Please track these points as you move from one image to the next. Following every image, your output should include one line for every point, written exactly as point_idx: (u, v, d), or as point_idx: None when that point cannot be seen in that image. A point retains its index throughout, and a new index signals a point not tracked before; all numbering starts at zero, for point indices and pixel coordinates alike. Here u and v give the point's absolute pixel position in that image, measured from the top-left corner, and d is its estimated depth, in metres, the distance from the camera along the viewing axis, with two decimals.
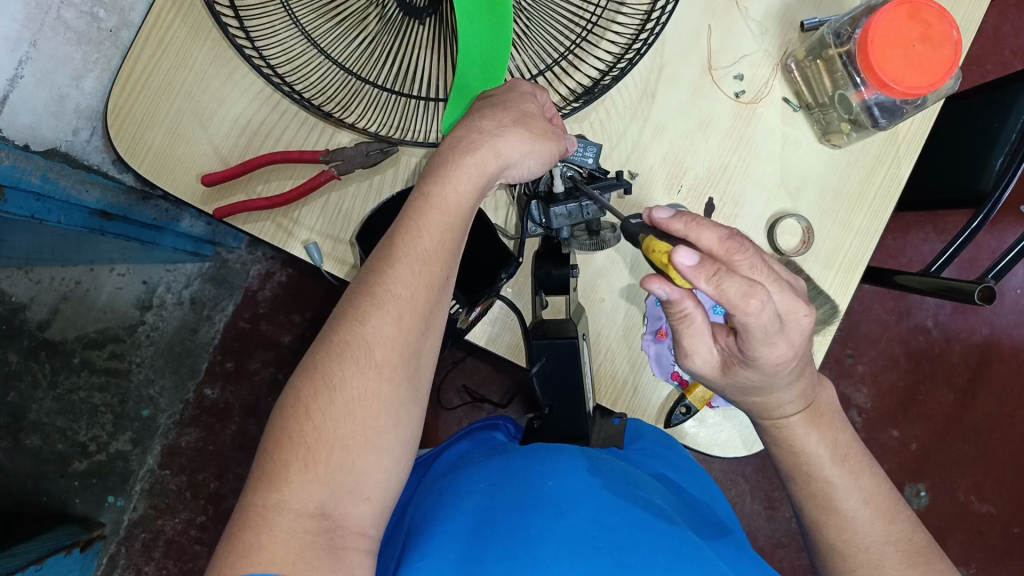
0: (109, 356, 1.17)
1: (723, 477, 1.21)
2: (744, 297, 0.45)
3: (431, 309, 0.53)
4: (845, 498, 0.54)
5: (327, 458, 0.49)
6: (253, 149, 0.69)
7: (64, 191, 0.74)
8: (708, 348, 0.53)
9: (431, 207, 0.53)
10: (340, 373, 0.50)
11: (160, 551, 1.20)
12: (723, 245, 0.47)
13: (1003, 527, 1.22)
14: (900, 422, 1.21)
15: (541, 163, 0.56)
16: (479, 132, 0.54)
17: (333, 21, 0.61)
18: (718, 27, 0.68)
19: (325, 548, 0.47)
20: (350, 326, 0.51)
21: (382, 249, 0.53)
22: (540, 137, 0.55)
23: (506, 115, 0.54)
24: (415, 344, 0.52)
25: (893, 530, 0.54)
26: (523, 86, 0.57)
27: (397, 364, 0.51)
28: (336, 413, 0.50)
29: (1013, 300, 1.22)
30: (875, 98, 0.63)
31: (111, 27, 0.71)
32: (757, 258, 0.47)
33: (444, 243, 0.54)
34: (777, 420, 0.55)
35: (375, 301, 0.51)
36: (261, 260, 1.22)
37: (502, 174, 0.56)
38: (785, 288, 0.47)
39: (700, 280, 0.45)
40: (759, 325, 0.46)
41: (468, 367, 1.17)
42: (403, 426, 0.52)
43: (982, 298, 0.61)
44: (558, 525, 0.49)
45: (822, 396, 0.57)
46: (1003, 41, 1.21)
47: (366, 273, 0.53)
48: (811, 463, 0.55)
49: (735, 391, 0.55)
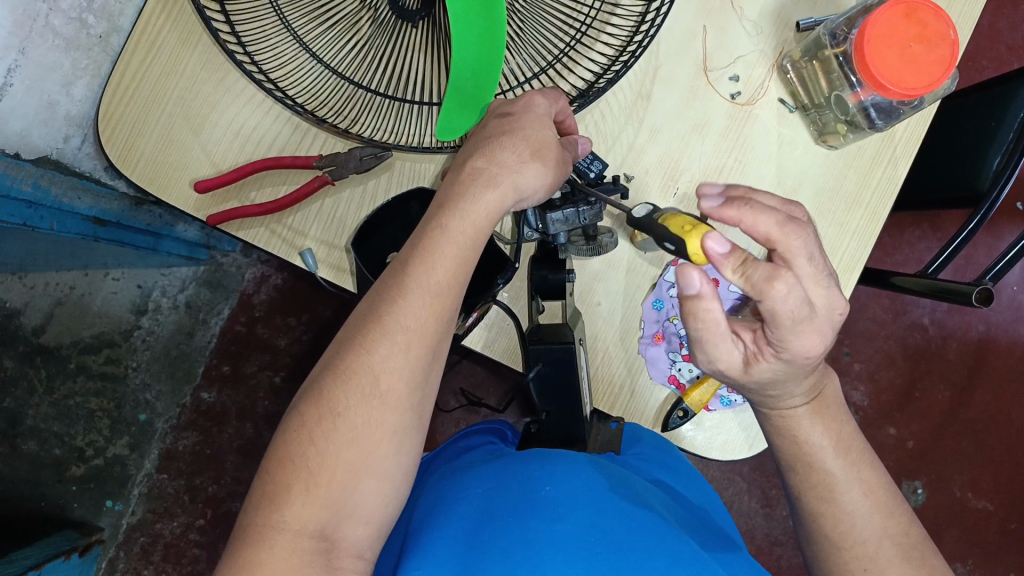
0: (105, 361, 1.15)
1: (720, 476, 1.21)
2: (767, 281, 0.45)
3: (439, 341, 0.53)
4: (844, 490, 0.54)
5: (328, 482, 0.49)
6: (247, 155, 0.69)
7: (57, 198, 0.75)
8: (731, 352, 0.51)
9: (446, 239, 0.53)
10: (345, 401, 0.50)
11: (159, 555, 1.19)
12: (780, 228, 0.47)
13: (999, 523, 1.22)
14: (897, 419, 1.21)
15: (548, 194, 0.56)
16: (500, 166, 0.53)
17: (325, 25, 0.60)
18: (713, 28, 0.68)
19: (323, 567, 0.48)
20: (357, 353, 0.51)
21: (393, 276, 0.53)
22: (556, 169, 0.55)
23: (525, 146, 0.53)
24: (421, 376, 0.52)
25: (891, 523, 0.54)
26: (541, 106, 0.55)
27: (402, 394, 0.51)
28: (339, 440, 0.50)
29: (1009, 297, 1.22)
30: (871, 99, 0.63)
31: (99, 33, 0.71)
32: (816, 248, 0.48)
33: (456, 276, 0.53)
34: (783, 410, 0.54)
35: (384, 331, 0.51)
36: (256, 264, 1.22)
37: (515, 207, 0.55)
38: (830, 285, 0.48)
39: (725, 267, 0.46)
40: (787, 310, 0.46)
41: (464, 370, 1.16)
42: (405, 452, 0.52)
43: (980, 299, 0.60)
44: (554, 533, 0.49)
45: (829, 387, 0.56)
46: (999, 37, 1.21)
47: (375, 299, 0.52)
48: (813, 455, 0.54)
49: (753, 388, 0.53)
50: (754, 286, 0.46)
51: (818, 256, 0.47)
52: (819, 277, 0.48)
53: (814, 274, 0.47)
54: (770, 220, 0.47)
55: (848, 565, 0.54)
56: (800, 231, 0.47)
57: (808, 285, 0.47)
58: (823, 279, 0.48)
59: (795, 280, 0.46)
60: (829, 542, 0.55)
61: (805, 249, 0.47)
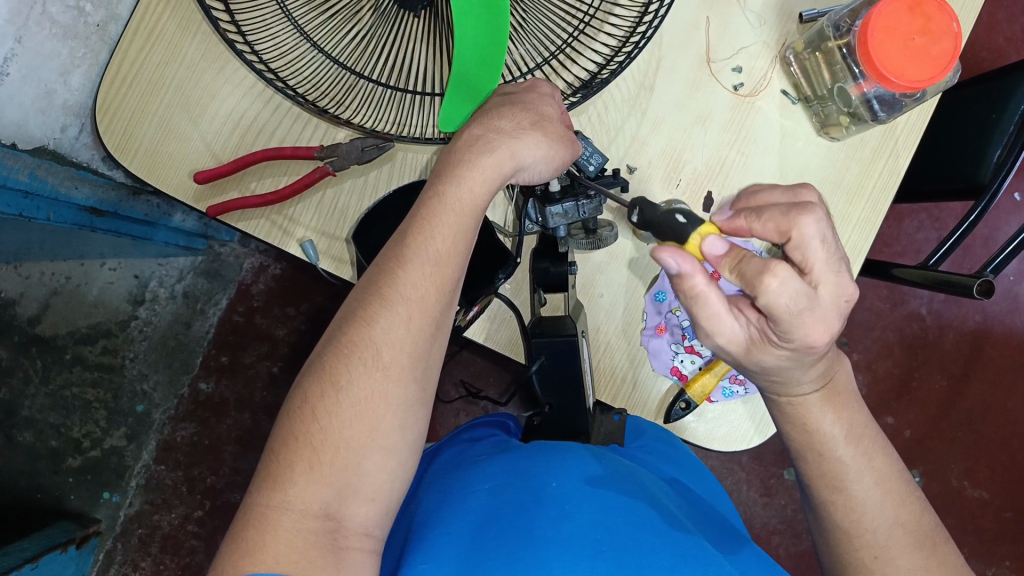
0: (102, 351, 1.15)
1: (720, 466, 1.22)
2: (759, 275, 0.45)
3: (442, 312, 0.54)
4: (857, 481, 0.54)
5: (332, 459, 0.50)
6: (246, 145, 0.68)
7: (54, 188, 0.73)
8: (731, 327, 0.51)
9: (445, 207, 0.54)
10: (347, 373, 0.51)
11: (157, 546, 1.19)
12: (785, 218, 0.47)
13: (996, 511, 1.23)
14: (895, 409, 1.22)
15: (552, 170, 0.57)
16: (497, 132, 0.54)
17: (326, 14, 0.60)
18: (716, 18, 0.68)
19: (329, 547, 0.49)
20: (359, 327, 0.52)
21: (393, 250, 0.54)
22: (558, 142, 0.55)
23: (525, 116, 0.55)
24: (425, 348, 0.53)
25: (902, 512, 0.54)
26: (543, 87, 0.57)
27: (404, 365, 0.52)
28: (343, 413, 0.51)
29: (1006, 288, 1.23)
30: (875, 91, 0.63)
31: (97, 21, 0.70)
32: (829, 231, 0.47)
33: (456, 245, 0.55)
34: (795, 397, 0.54)
35: (385, 301, 0.52)
36: (254, 254, 1.21)
37: (513, 177, 0.56)
38: (836, 271, 0.47)
39: (723, 268, 0.48)
40: (783, 304, 0.45)
41: (464, 360, 1.16)
42: (410, 426, 0.53)
43: (981, 292, 0.61)
44: (563, 527, 0.49)
45: (839, 374, 0.55)
46: (997, 27, 1.21)
47: (375, 273, 0.54)
48: (826, 443, 0.54)
49: (758, 370, 0.53)
50: (746, 281, 0.46)
51: (830, 239, 0.47)
52: (831, 260, 0.47)
53: (826, 260, 0.47)
54: (776, 214, 0.48)
55: (858, 552, 0.55)
56: (809, 215, 0.46)
57: (817, 271, 0.47)
58: (834, 262, 0.47)
59: (790, 273, 0.45)
60: (840, 531, 0.55)
61: (818, 232, 0.46)
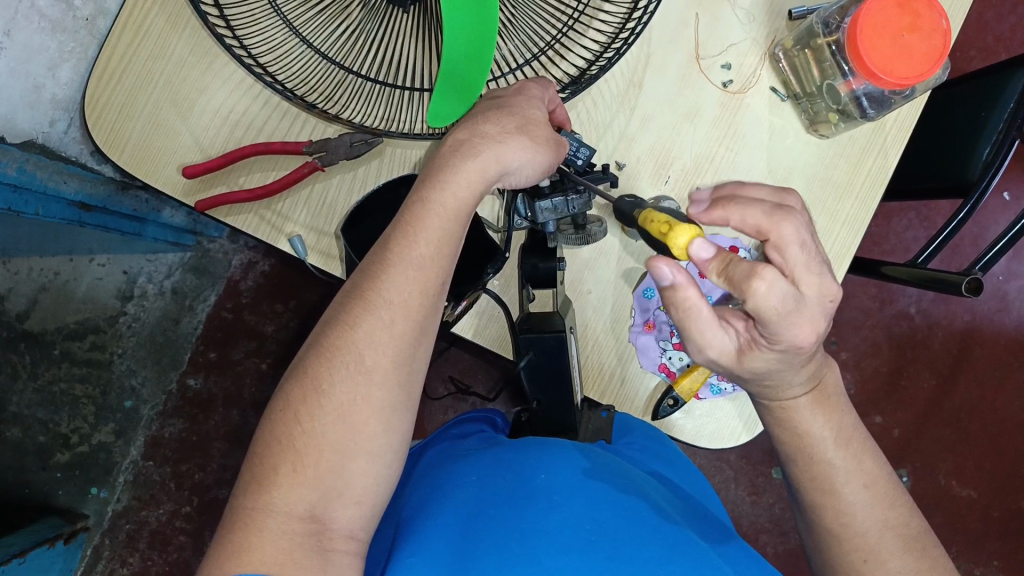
0: (91, 347, 1.15)
1: (707, 464, 1.22)
2: (746, 279, 0.45)
3: (426, 315, 0.54)
4: (846, 482, 0.54)
5: (315, 462, 0.50)
6: (235, 140, 0.68)
7: (42, 182, 0.72)
8: (721, 340, 0.51)
9: (430, 212, 0.54)
10: (330, 378, 0.51)
11: (145, 542, 1.18)
12: (769, 218, 0.47)
13: (983, 510, 1.24)
14: (883, 408, 1.23)
15: (540, 176, 0.57)
16: (482, 137, 0.54)
17: (316, 9, 0.59)
18: (705, 15, 0.68)
19: (315, 549, 0.49)
20: (341, 330, 0.52)
21: (377, 254, 0.54)
22: (545, 146, 0.55)
23: (510, 121, 0.55)
24: (408, 351, 0.53)
25: (892, 515, 0.54)
26: (531, 90, 0.57)
27: (387, 370, 0.52)
28: (325, 418, 0.51)
29: (994, 286, 1.23)
30: (863, 88, 0.63)
31: (86, 15, 0.70)
32: (808, 235, 0.47)
33: (439, 248, 0.54)
34: (784, 401, 0.54)
35: (368, 306, 0.52)
36: (243, 250, 1.20)
37: (500, 181, 0.56)
38: (819, 273, 0.47)
39: (711, 274, 0.47)
40: (770, 307, 0.45)
41: (453, 358, 1.16)
42: (394, 429, 0.53)
43: (970, 289, 0.61)
44: (552, 520, 0.50)
45: (828, 377, 0.55)
46: (986, 27, 1.21)
47: (360, 277, 0.54)
48: (813, 446, 0.55)
49: (747, 377, 0.52)
50: (735, 285, 0.46)
51: (810, 244, 0.46)
52: (811, 264, 0.47)
53: (806, 262, 0.46)
54: (758, 213, 0.47)
55: (849, 557, 0.55)
56: (789, 219, 0.46)
57: (797, 273, 0.47)
58: (814, 265, 0.47)
59: (776, 275, 0.45)
60: (829, 533, 0.55)
61: (797, 235, 0.46)
